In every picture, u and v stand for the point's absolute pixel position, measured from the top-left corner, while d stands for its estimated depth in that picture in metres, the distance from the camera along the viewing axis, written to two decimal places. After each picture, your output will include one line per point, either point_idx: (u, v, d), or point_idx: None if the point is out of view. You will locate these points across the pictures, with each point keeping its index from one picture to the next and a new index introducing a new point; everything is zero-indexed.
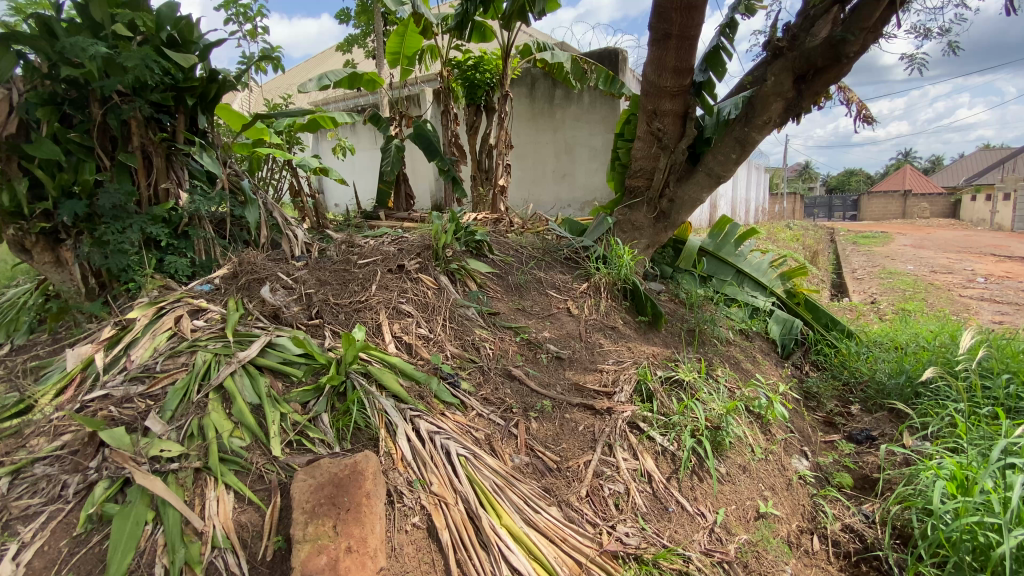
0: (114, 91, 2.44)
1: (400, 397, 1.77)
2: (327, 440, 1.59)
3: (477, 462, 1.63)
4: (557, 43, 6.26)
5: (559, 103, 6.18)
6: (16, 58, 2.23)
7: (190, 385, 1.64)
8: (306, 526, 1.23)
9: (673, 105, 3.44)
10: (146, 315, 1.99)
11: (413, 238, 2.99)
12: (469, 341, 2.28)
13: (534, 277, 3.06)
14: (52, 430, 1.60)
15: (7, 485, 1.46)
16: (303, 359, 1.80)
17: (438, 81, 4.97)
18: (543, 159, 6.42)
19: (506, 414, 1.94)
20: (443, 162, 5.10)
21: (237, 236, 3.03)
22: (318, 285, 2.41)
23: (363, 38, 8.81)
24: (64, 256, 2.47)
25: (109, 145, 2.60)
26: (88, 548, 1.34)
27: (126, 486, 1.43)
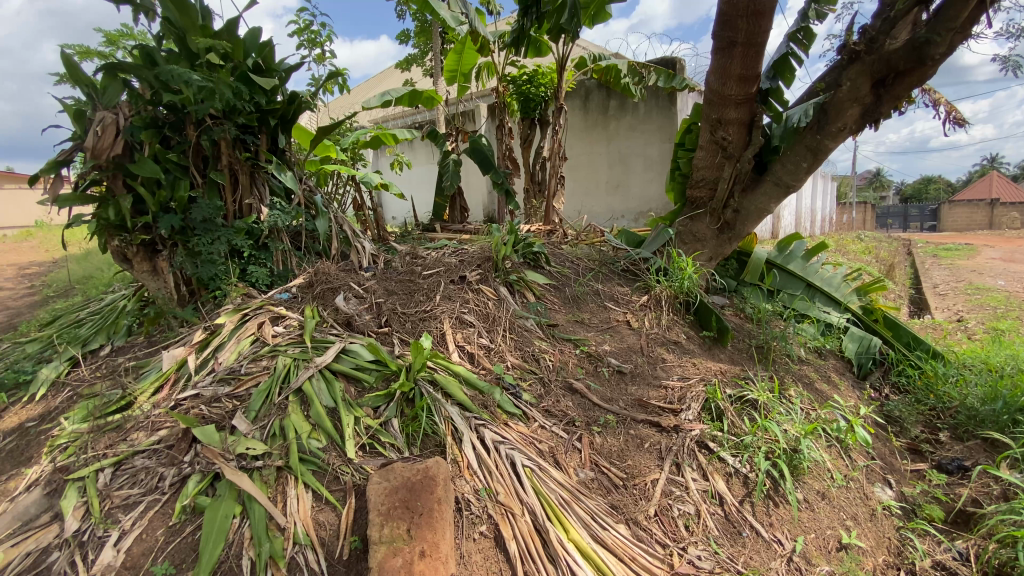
0: (207, 114, 2.67)
1: (465, 406, 1.80)
2: (397, 445, 1.64)
3: (542, 473, 1.63)
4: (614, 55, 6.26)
5: (614, 114, 6.14)
6: (121, 84, 2.50)
7: (272, 387, 1.75)
8: (382, 528, 1.27)
9: (738, 113, 3.34)
10: (232, 321, 2.15)
11: (473, 250, 3.06)
12: (529, 352, 2.29)
13: (592, 289, 3.04)
14: (150, 425, 1.74)
15: (111, 474, 1.60)
16: (375, 366, 1.89)
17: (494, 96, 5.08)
18: (597, 171, 6.39)
19: (570, 427, 1.92)
20: (497, 175, 5.18)
21: (311, 247, 3.20)
22: (386, 294, 2.52)
23: (422, 58, 9.17)
24: (160, 266, 2.70)
25: (201, 164, 2.83)
26: (181, 537, 1.43)
27: (216, 480, 1.53)
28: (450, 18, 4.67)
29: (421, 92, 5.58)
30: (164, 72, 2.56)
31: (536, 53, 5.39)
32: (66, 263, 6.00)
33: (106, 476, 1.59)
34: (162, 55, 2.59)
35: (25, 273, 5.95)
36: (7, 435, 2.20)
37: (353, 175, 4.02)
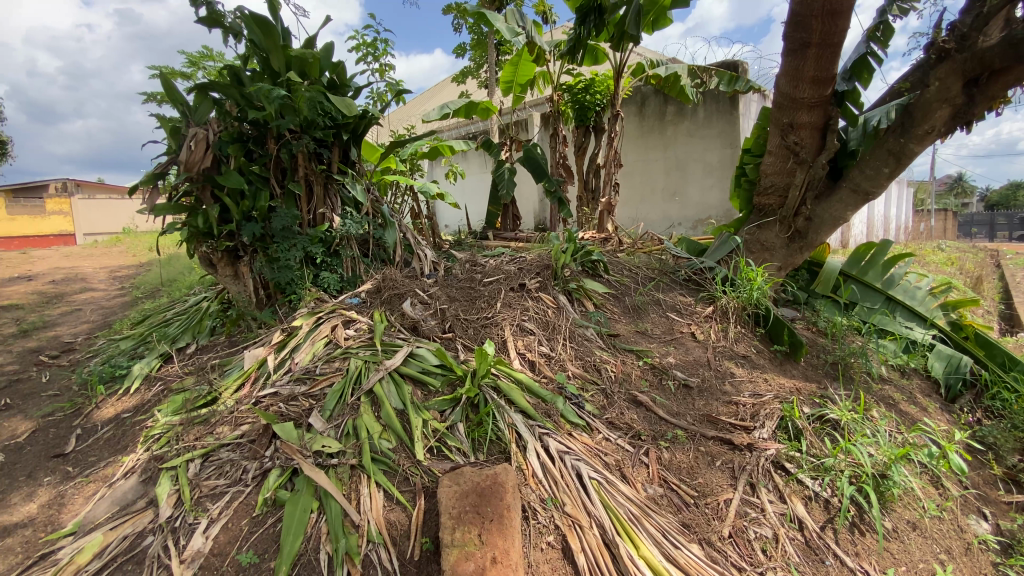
0: (286, 129, 2.85)
1: (528, 414, 1.80)
2: (464, 449, 1.67)
3: (610, 487, 1.60)
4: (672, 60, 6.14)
5: (671, 119, 6.01)
6: (211, 102, 2.70)
7: (345, 388, 1.84)
8: (453, 532, 1.29)
9: (811, 116, 3.19)
10: (308, 324, 2.28)
11: (532, 258, 3.07)
12: (591, 361, 2.25)
13: (653, 298, 2.98)
14: (234, 420, 1.85)
15: (201, 465, 1.72)
16: (440, 370, 1.94)
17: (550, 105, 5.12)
18: (653, 177, 6.26)
19: (636, 440, 1.88)
20: (551, 183, 5.19)
21: (377, 255, 3.33)
22: (449, 300, 2.58)
23: (477, 70, 9.38)
24: (241, 270, 2.90)
25: (280, 175, 3.01)
26: (264, 529, 1.51)
27: (294, 475, 1.61)
28: (506, 31, 4.74)
29: (477, 103, 5.69)
30: (249, 90, 2.75)
31: (593, 62, 5.37)
32: (152, 268, 6.54)
33: (196, 466, 1.71)
34: (247, 75, 2.79)
35: (118, 276, 6.54)
36: (106, 424, 2.41)
37: (412, 184, 4.13)
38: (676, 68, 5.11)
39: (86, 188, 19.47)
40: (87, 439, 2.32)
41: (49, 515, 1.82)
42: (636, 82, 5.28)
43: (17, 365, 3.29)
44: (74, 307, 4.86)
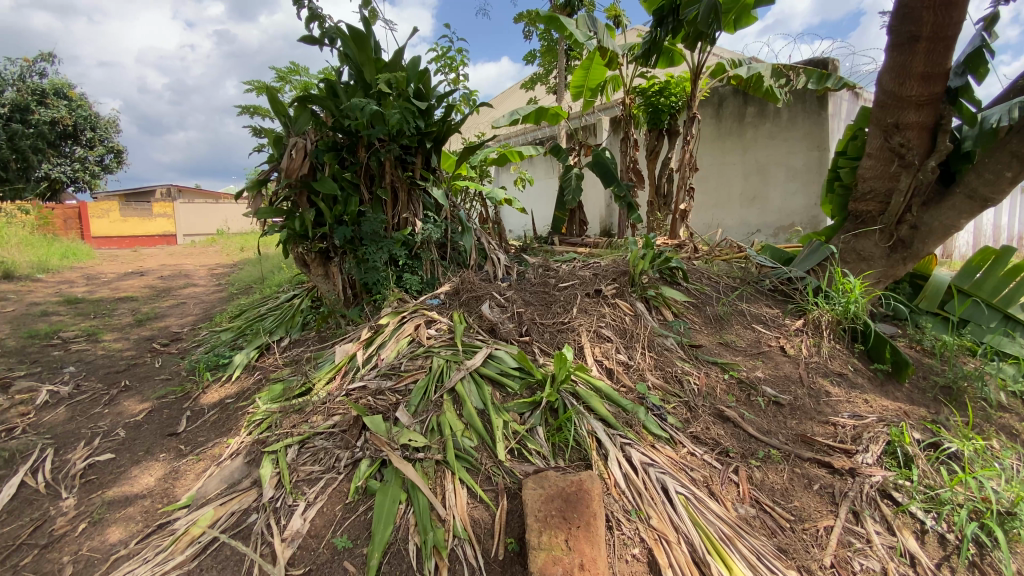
0: (377, 138, 3.02)
1: (608, 422, 1.78)
2: (544, 453, 1.68)
3: (698, 504, 1.54)
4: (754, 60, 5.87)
5: (751, 121, 5.73)
6: (310, 113, 2.90)
7: (429, 385, 1.93)
8: (540, 535, 1.29)
9: (919, 116, 2.93)
10: (393, 322, 2.41)
11: (607, 264, 3.04)
12: (672, 373, 2.18)
13: (737, 309, 2.85)
14: (327, 410, 1.98)
15: (298, 451, 1.85)
16: (519, 373, 1.97)
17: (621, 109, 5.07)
18: (730, 182, 5.98)
19: (723, 457, 1.80)
20: (620, 188, 5.11)
21: (455, 259, 3.43)
22: (525, 304, 2.61)
23: (546, 76, 9.45)
24: (331, 271, 3.11)
25: (368, 182, 3.19)
26: (356, 515, 1.59)
27: (383, 467, 1.70)
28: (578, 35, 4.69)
29: (547, 109, 5.71)
30: (344, 101, 2.95)
31: (669, 64, 5.26)
32: (244, 267, 7.10)
33: (294, 451, 1.84)
34: (342, 87, 2.99)
35: (214, 273, 7.15)
36: (211, 408, 2.65)
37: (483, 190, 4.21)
38: (758, 67, 4.86)
39: (184, 194, 21.42)
40: (196, 421, 2.56)
41: (165, 487, 2.03)
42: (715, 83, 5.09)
43: (135, 351, 3.69)
44: (179, 300, 5.37)
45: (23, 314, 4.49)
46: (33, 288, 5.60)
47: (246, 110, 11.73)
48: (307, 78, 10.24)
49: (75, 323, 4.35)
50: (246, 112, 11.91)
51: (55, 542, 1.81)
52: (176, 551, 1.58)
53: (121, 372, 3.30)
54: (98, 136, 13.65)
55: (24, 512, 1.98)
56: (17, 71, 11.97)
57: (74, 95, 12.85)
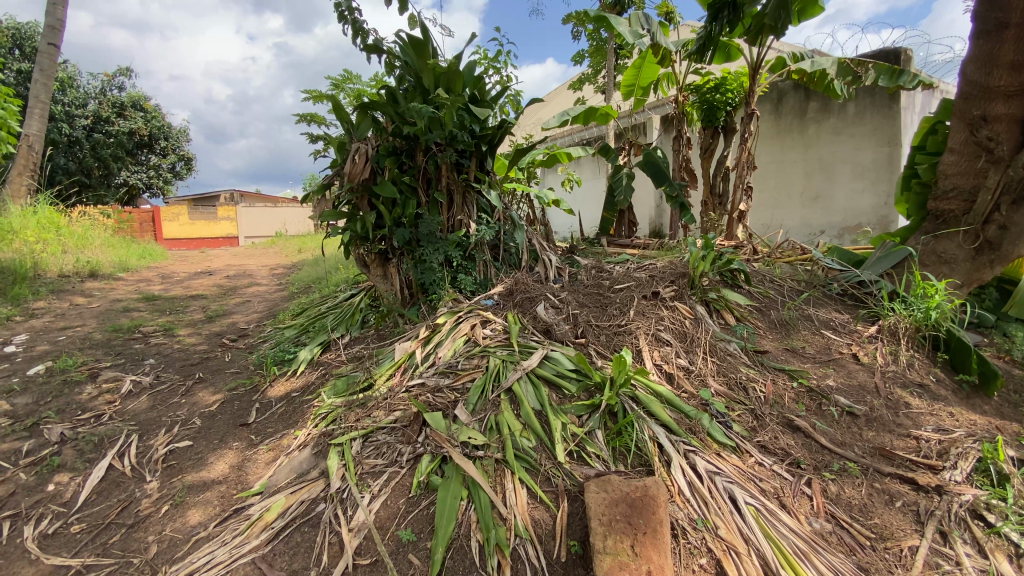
0: (434, 142, 3.10)
1: (671, 428, 1.74)
2: (603, 457, 1.66)
3: (770, 516, 1.49)
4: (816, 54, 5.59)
5: (814, 117, 5.45)
6: (371, 119, 3.00)
7: (486, 384, 1.97)
8: (605, 539, 1.28)
9: (1009, 108, 2.70)
10: (450, 322, 2.47)
11: (663, 266, 2.97)
12: (736, 379, 2.11)
13: (803, 313, 2.73)
14: (388, 406, 2.05)
15: (363, 444, 1.93)
16: (576, 375, 1.97)
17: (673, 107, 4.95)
18: (791, 180, 5.66)
19: (795, 469, 1.72)
20: (672, 188, 4.99)
21: (508, 260, 3.47)
22: (580, 306, 2.60)
23: (595, 75, 9.35)
24: (390, 271, 3.22)
25: (425, 185, 3.27)
26: (419, 509, 1.63)
27: (443, 463, 1.74)
28: (628, 33, 4.63)
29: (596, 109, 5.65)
30: (403, 107, 3.03)
31: (725, 60, 5.10)
32: (302, 267, 7.44)
33: (359, 445, 1.92)
34: (401, 93, 3.08)
35: (275, 273, 7.53)
36: (279, 401, 2.79)
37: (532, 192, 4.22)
38: (823, 62, 4.58)
39: (245, 198, 22.59)
40: (265, 412, 2.70)
41: (239, 475, 2.15)
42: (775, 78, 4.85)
43: (207, 346, 3.93)
44: (244, 298, 5.69)
45: (108, 310, 4.87)
46: (115, 286, 6.06)
47: (303, 117, 12.26)
48: (360, 85, 10.59)
49: (153, 319, 4.69)
50: (303, 120, 12.45)
51: (141, 522, 1.96)
52: (251, 535, 1.67)
53: (195, 364, 3.53)
54: (170, 145, 14.66)
55: (112, 493, 2.16)
56: (100, 86, 13.00)
57: (149, 107, 13.81)
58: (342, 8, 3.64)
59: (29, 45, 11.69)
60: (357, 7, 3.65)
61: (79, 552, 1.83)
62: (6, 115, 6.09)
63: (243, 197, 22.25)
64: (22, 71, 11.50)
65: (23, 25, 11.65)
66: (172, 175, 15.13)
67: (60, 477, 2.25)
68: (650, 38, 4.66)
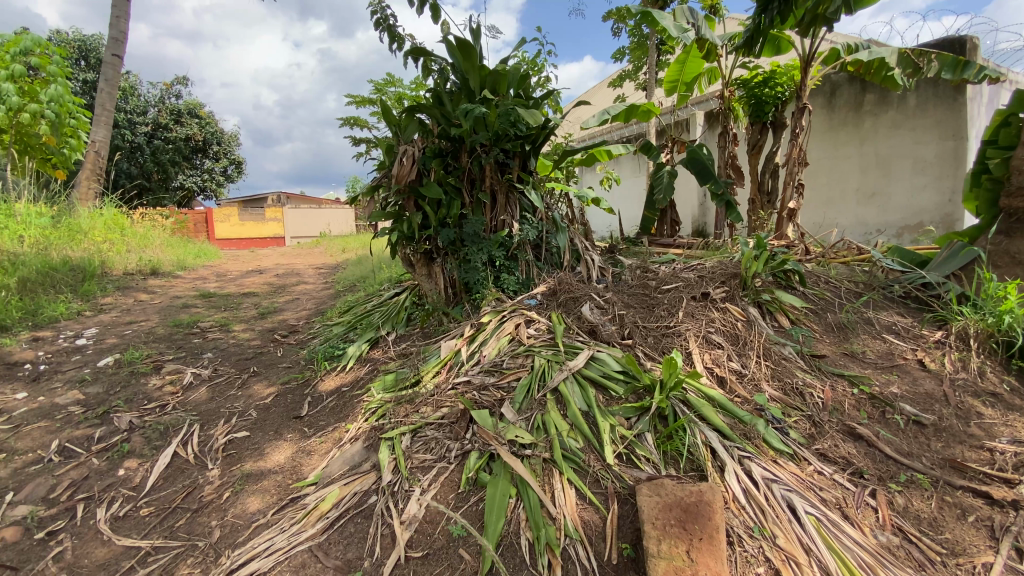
0: (479, 143, 3.14)
1: (723, 433, 1.70)
2: (653, 460, 1.64)
3: (832, 527, 1.44)
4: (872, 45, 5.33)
5: (870, 110, 5.18)
6: (417, 121, 3.06)
7: (532, 383, 1.97)
8: (659, 543, 1.27)
9: None
10: (495, 321, 2.49)
11: (712, 266, 2.90)
12: (792, 384, 2.04)
13: (862, 317, 2.61)
14: (436, 402, 2.09)
15: (412, 439, 1.97)
16: (623, 377, 1.95)
17: (719, 103, 4.82)
18: (846, 177, 5.42)
19: (857, 479, 1.65)
20: (717, 185, 4.85)
21: (551, 260, 3.47)
22: (626, 307, 2.57)
23: (636, 72, 9.20)
24: (434, 270, 3.28)
25: (469, 186, 3.30)
26: (468, 505, 1.66)
27: (491, 460, 1.76)
28: (672, 28, 4.53)
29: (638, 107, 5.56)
30: (448, 108, 3.08)
31: (774, 52, 4.92)
32: (346, 266, 7.67)
33: (409, 440, 1.97)
34: (447, 95, 3.13)
35: (320, 272, 7.80)
36: (330, 395, 2.89)
37: (572, 191, 4.20)
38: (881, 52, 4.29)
39: (291, 199, 23.45)
40: (316, 406, 2.80)
41: (295, 465, 2.24)
42: (828, 70, 4.62)
43: (260, 341, 4.11)
44: (292, 296, 5.92)
45: (169, 306, 5.16)
46: (174, 283, 6.42)
47: (347, 121, 12.63)
48: (401, 88, 10.81)
49: (210, 315, 4.94)
50: (347, 124, 12.84)
51: (204, 508, 2.07)
52: (308, 524, 1.74)
53: (250, 359, 3.70)
54: (223, 150, 15.40)
55: (177, 479, 2.29)
56: (159, 95, 13.77)
57: (203, 113, 14.52)
58: (377, 16, 3.72)
59: (95, 57, 12.54)
60: (391, 13, 3.73)
61: (148, 534, 1.95)
62: (75, 122, 6.51)
63: (289, 198, 23.11)
64: (88, 82, 12.33)
65: (89, 38, 12.49)
66: (224, 178, 15.87)
67: (129, 463, 2.40)
68: (696, 32, 4.55)
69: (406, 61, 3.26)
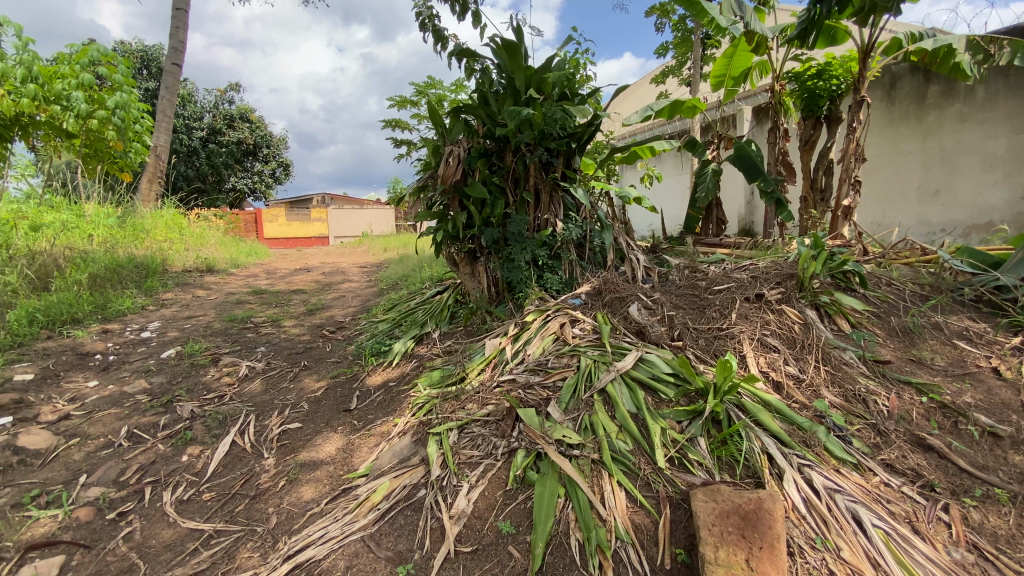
0: (523, 143, 3.15)
1: (781, 440, 1.65)
2: (707, 465, 1.60)
3: (902, 541, 1.37)
4: (938, 32, 5.01)
5: (934, 103, 4.86)
6: (462, 122, 3.09)
7: (579, 384, 1.97)
8: (717, 550, 1.24)
9: None
10: (539, 320, 2.49)
11: (765, 266, 2.80)
12: (854, 391, 1.95)
13: (930, 321, 2.46)
14: (481, 400, 2.11)
15: (459, 436, 2.00)
16: (674, 379, 1.91)
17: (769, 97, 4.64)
18: (908, 173, 5.08)
19: (927, 492, 1.57)
20: (767, 183, 4.67)
21: (594, 259, 3.44)
22: (675, 308, 2.52)
23: (680, 67, 8.97)
24: (478, 269, 3.31)
25: (513, 185, 3.32)
26: (516, 503, 1.67)
27: (538, 459, 1.76)
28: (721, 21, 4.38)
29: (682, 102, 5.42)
30: (493, 108, 3.09)
31: (829, 43, 4.70)
32: (388, 265, 7.85)
33: (456, 436, 2.00)
34: (492, 95, 3.16)
35: (363, 271, 8.02)
36: (377, 390, 2.97)
37: (615, 190, 4.15)
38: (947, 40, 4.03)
39: (335, 200, 24.19)
40: (364, 400, 2.88)
41: (345, 457, 2.32)
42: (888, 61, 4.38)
43: (310, 336, 4.26)
44: (338, 294, 6.10)
45: (224, 301, 5.43)
46: (228, 280, 6.74)
47: (389, 123, 12.90)
48: (441, 89, 10.95)
49: (262, 310, 5.16)
50: (389, 126, 13.11)
51: (262, 495, 2.17)
52: (360, 514, 1.79)
53: (301, 353, 3.84)
54: (272, 153, 16.06)
55: (236, 466, 2.40)
56: (213, 101, 14.46)
57: (254, 117, 15.17)
58: (423, 18, 3.78)
59: (155, 65, 13.29)
60: (436, 15, 3.78)
61: (210, 518, 2.05)
62: (139, 128, 6.91)
63: (333, 198, 23.82)
64: (150, 89, 13.08)
65: (150, 48, 13.27)
66: (273, 180, 16.52)
67: (192, 449, 2.54)
68: (745, 24, 4.40)
69: (451, 62, 3.30)
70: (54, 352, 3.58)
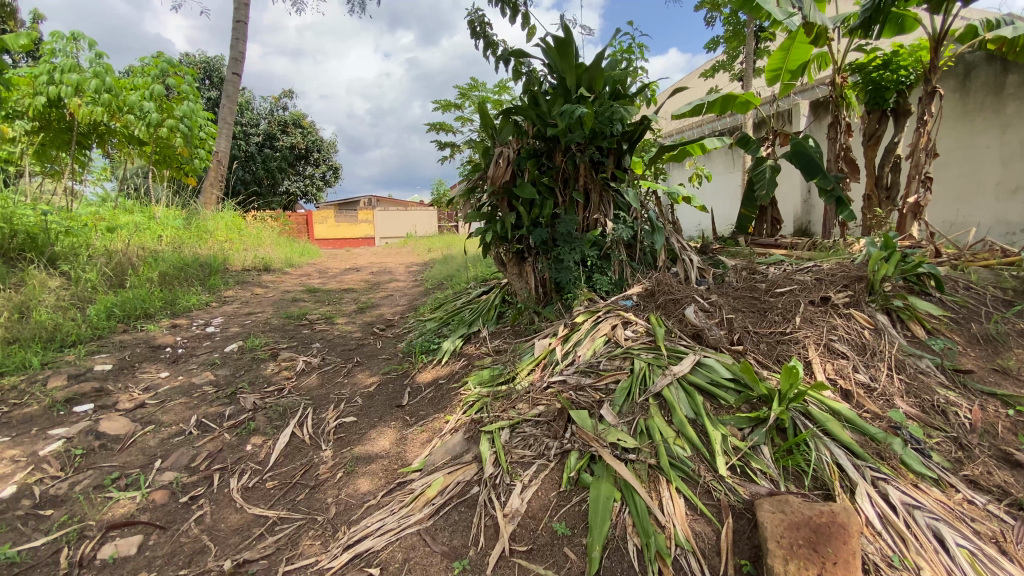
0: (574, 143, 3.14)
1: (852, 450, 1.58)
2: (771, 475, 1.55)
3: (989, 563, 1.29)
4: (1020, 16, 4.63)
5: (1013, 93, 4.47)
6: (512, 123, 3.11)
7: (633, 387, 1.95)
8: (786, 562, 1.21)
9: None
10: (590, 321, 2.48)
11: (830, 267, 2.67)
12: (932, 402, 1.83)
13: (1015, 328, 2.28)
14: (532, 399, 2.13)
15: (511, 435, 2.02)
16: (734, 385, 1.85)
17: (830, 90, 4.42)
18: (984, 169, 4.71)
19: (1017, 511, 1.45)
20: (828, 180, 4.45)
21: (645, 260, 3.38)
22: (733, 310, 2.44)
23: (733, 62, 8.67)
24: (527, 270, 3.32)
25: (563, 186, 3.31)
26: (570, 505, 1.67)
27: (592, 461, 1.76)
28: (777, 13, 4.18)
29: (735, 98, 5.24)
30: (543, 109, 3.09)
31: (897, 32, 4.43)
32: (432, 265, 7.99)
33: (507, 435, 2.02)
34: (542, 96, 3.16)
35: (409, 271, 8.20)
36: (427, 387, 3.04)
37: (665, 189, 4.06)
38: None
39: (381, 202, 24.88)
40: (415, 396, 2.95)
41: (399, 452, 2.38)
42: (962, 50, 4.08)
43: (361, 333, 4.40)
44: (386, 293, 6.26)
45: (280, 299, 5.69)
46: (284, 279, 7.05)
47: (433, 125, 13.11)
48: (485, 91, 11.05)
49: (315, 308, 5.38)
50: (433, 128, 13.33)
51: (320, 485, 2.26)
52: (415, 508, 1.84)
53: (353, 350, 3.98)
54: (322, 157, 16.71)
55: (296, 457, 2.52)
56: (269, 108, 15.17)
57: (306, 123, 15.81)
58: (475, 24, 3.84)
59: (217, 75, 14.07)
60: (487, 19, 3.82)
61: (274, 505, 2.16)
62: (203, 135, 7.34)
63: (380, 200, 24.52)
64: (212, 99, 13.88)
65: (212, 59, 14.07)
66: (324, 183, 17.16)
67: (255, 439, 2.68)
68: (803, 16, 4.20)
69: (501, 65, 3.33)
70: (130, 344, 3.85)
